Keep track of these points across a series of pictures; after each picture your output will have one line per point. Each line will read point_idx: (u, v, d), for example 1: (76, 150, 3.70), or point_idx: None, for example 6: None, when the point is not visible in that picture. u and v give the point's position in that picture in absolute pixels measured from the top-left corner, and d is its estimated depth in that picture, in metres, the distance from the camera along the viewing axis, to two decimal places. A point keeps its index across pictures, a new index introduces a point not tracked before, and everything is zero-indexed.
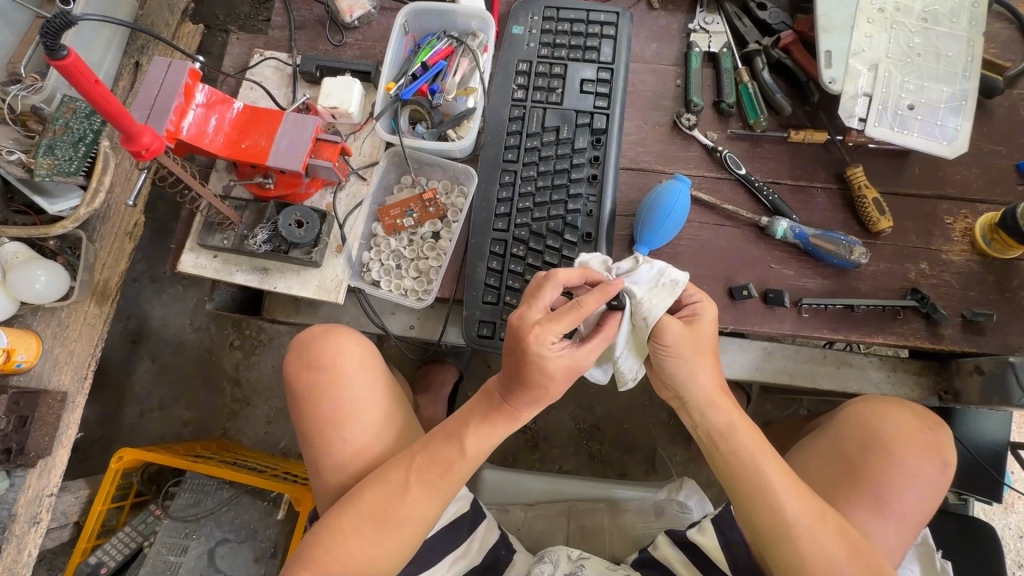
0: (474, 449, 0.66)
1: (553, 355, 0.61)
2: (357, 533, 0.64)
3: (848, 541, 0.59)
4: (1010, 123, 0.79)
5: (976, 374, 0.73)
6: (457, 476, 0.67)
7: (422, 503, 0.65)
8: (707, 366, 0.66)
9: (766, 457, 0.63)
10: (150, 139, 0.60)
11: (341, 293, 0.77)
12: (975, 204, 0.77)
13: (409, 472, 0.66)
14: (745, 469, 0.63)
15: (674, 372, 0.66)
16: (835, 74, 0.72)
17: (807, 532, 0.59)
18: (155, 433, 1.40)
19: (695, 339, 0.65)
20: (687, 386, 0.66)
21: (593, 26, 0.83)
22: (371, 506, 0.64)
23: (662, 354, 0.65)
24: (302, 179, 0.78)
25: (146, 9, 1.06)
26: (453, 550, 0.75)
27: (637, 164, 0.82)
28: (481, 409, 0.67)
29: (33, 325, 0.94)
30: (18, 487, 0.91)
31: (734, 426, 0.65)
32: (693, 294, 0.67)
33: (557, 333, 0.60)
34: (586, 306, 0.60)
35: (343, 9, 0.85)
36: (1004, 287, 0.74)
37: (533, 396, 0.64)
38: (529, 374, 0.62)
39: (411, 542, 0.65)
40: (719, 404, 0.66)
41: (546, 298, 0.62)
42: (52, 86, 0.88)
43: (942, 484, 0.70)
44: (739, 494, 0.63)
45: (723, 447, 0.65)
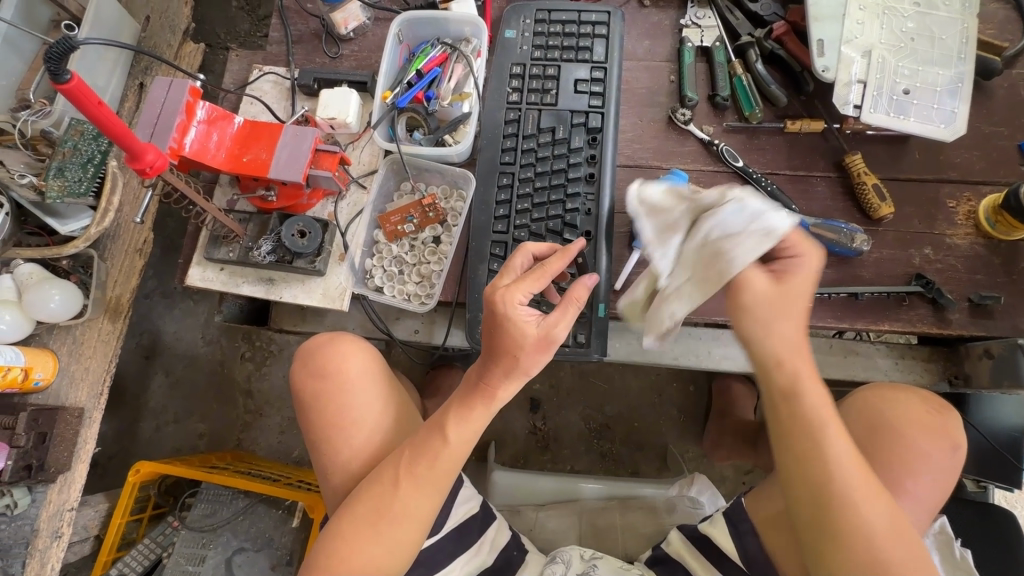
0: (456, 437, 0.66)
1: (516, 318, 0.62)
2: (365, 537, 0.64)
3: (899, 527, 0.55)
4: (1010, 103, 0.78)
5: (985, 358, 0.71)
6: (449, 467, 0.67)
7: (419, 499, 0.66)
8: (791, 324, 0.56)
9: (836, 429, 0.56)
10: (153, 157, 0.62)
11: (346, 301, 0.78)
12: (978, 187, 0.76)
13: (399, 469, 0.66)
14: (813, 438, 0.55)
15: (749, 328, 0.57)
16: (827, 63, 0.72)
17: (864, 512, 0.54)
18: (171, 446, 1.42)
19: (789, 295, 0.57)
20: (763, 345, 0.57)
21: (585, 27, 0.84)
22: (368, 505, 0.65)
23: (731, 298, 0.58)
24: (304, 191, 0.79)
25: (148, 31, 1.10)
26: (463, 553, 0.75)
27: (635, 161, 0.82)
28: (459, 397, 0.67)
29: (49, 343, 0.97)
30: (39, 502, 0.94)
31: (807, 390, 0.56)
32: (796, 247, 0.58)
33: (524, 293, 0.63)
34: (549, 267, 0.64)
35: (338, 22, 0.87)
36: (1011, 269, 0.73)
37: (501, 369, 0.64)
38: (500, 343, 0.63)
39: (411, 540, 0.66)
40: (800, 360, 0.56)
41: (517, 266, 0.67)
42: (59, 109, 0.91)
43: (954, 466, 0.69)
44: (792, 467, 0.57)
45: (788, 412, 0.57)
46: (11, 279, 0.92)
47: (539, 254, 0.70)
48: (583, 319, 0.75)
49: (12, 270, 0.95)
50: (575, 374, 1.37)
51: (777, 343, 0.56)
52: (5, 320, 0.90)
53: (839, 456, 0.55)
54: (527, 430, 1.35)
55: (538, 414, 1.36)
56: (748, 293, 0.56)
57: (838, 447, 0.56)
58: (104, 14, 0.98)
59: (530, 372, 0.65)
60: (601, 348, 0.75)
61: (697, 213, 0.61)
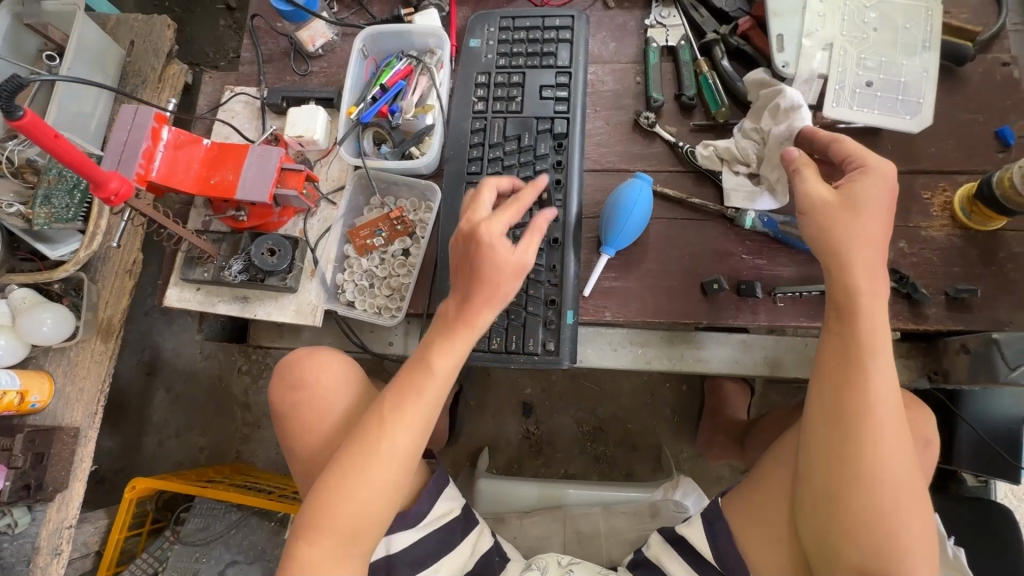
0: (441, 366, 0.65)
1: (490, 245, 0.63)
2: (353, 484, 0.63)
3: (912, 465, 0.60)
4: (986, 88, 0.76)
5: (962, 353, 0.68)
6: (435, 398, 0.66)
7: (407, 440, 0.65)
8: (867, 261, 0.61)
9: (887, 361, 0.60)
10: (117, 184, 0.63)
11: (318, 317, 0.79)
12: (953, 176, 0.74)
13: (384, 411, 0.65)
14: (865, 337, 0.60)
15: (821, 225, 0.62)
16: (787, 58, 0.71)
17: (887, 443, 0.59)
18: (173, 460, 1.45)
19: (866, 215, 0.61)
20: (847, 276, 0.61)
21: (549, 32, 0.84)
22: (356, 451, 0.64)
23: (804, 218, 0.63)
24: (274, 209, 0.80)
25: (131, 55, 1.13)
26: (448, 553, 0.73)
27: (603, 164, 0.82)
28: (440, 329, 0.66)
29: (45, 365, 1.01)
30: (39, 521, 0.98)
31: (862, 297, 0.61)
32: (863, 160, 0.63)
33: (503, 224, 0.64)
34: (522, 196, 0.66)
35: (305, 40, 0.88)
36: (990, 259, 0.71)
37: (483, 296, 0.64)
38: (477, 270, 0.63)
39: (398, 485, 0.65)
40: (864, 264, 0.61)
41: (484, 204, 0.67)
42: None
43: (930, 457, 0.70)
44: (832, 393, 0.61)
45: (844, 336, 0.62)
46: (6, 304, 0.96)
47: (499, 189, 0.71)
48: (552, 326, 0.75)
49: (7, 295, 0.98)
50: (567, 377, 1.37)
51: (862, 279, 0.61)
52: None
53: (881, 389, 0.59)
54: (520, 435, 1.36)
55: (531, 418, 1.36)
56: (860, 226, 0.61)
57: (883, 379, 0.60)
58: (85, 42, 1.02)
59: (503, 301, 0.65)
60: (570, 355, 0.75)
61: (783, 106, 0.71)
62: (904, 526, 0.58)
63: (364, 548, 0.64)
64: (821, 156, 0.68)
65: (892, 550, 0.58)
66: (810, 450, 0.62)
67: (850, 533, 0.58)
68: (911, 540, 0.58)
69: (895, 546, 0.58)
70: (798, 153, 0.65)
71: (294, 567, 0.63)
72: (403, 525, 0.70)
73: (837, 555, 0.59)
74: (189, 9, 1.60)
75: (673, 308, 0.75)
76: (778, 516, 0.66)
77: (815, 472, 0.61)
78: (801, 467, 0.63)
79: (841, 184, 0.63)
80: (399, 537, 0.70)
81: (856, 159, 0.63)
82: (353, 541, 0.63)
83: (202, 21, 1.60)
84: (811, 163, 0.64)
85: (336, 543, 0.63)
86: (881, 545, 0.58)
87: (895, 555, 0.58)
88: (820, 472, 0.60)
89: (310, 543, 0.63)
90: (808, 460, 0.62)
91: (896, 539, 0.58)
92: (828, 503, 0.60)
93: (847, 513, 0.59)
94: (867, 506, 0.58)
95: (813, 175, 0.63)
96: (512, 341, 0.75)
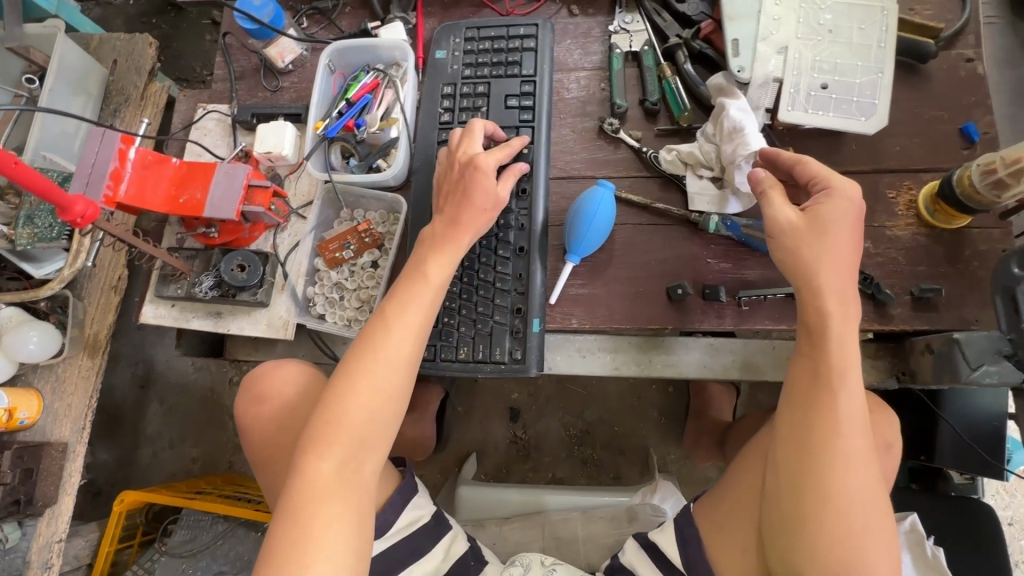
0: (436, 274, 0.68)
1: (486, 173, 0.70)
2: (357, 390, 0.62)
3: (878, 485, 0.57)
4: (951, 85, 0.76)
5: (927, 353, 0.68)
6: (432, 304, 0.67)
7: (409, 345, 0.65)
8: (838, 284, 0.58)
9: (856, 385, 0.58)
10: (83, 208, 0.65)
11: (289, 331, 0.81)
12: (919, 174, 0.74)
13: (383, 318, 0.66)
14: (833, 359, 0.58)
15: (789, 249, 0.60)
16: (741, 62, 0.72)
17: (852, 467, 0.56)
18: (167, 471, 1.47)
19: (835, 236, 0.59)
20: (819, 299, 0.59)
21: (514, 41, 0.84)
22: (357, 356, 0.64)
23: (773, 243, 0.61)
24: (245, 225, 0.82)
25: (114, 74, 1.12)
26: (418, 559, 0.74)
27: (569, 172, 0.82)
28: (435, 235, 0.70)
29: (34, 382, 1.03)
30: (30, 535, 0.99)
31: (830, 316, 0.58)
32: (832, 182, 0.61)
33: (493, 159, 0.71)
34: (511, 143, 0.74)
35: (274, 56, 0.89)
36: (956, 258, 0.71)
37: (469, 215, 0.70)
38: (469, 193, 0.70)
39: (402, 391, 0.64)
40: (831, 281, 0.59)
41: (475, 135, 0.74)
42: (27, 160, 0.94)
43: (895, 464, 0.69)
44: (800, 414, 0.59)
45: (814, 357, 0.59)
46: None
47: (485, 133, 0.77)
48: (519, 335, 0.75)
49: None
50: (554, 381, 1.37)
51: (832, 302, 0.58)
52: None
53: (849, 413, 0.57)
54: (508, 439, 1.36)
55: (519, 423, 1.36)
56: (829, 252, 0.59)
57: (852, 402, 0.57)
58: (65, 64, 1.01)
59: (485, 228, 0.71)
60: (537, 363, 0.75)
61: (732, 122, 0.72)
62: (869, 551, 0.56)
63: (371, 459, 0.63)
64: (785, 174, 0.67)
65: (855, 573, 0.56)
66: (775, 467, 0.60)
67: (815, 557, 0.56)
68: (876, 562, 0.56)
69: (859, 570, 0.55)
70: (764, 174, 0.63)
71: (302, 486, 0.59)
72: None
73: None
74: (175, 24, 1.62)
75: (639, 313, 0.75)
76: (745, 527, 0.65)
77: (780, 492, 0.59)
78: (767, 484, 0.61)
79: (807, 207, 0.61)
80: None
81: (822, 181, 0.62)
82: (362, 449, 0.62)
83: (187, 35, 1.61)
84: (778, 184, 0.63)
85: (344, 452, 0.61)
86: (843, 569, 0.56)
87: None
88: (785, 493, 0.58)
89: (318, 458, 0.60)
90: (773, 478, 0.60)
91: (861, 563, 0.56)
92: (793, 525, 0.57)
93: (811, 537, 0.56)
94: (833, 529, 0.56)
95: (780, 198, 0.62)
96: (479, 350, 0.75)
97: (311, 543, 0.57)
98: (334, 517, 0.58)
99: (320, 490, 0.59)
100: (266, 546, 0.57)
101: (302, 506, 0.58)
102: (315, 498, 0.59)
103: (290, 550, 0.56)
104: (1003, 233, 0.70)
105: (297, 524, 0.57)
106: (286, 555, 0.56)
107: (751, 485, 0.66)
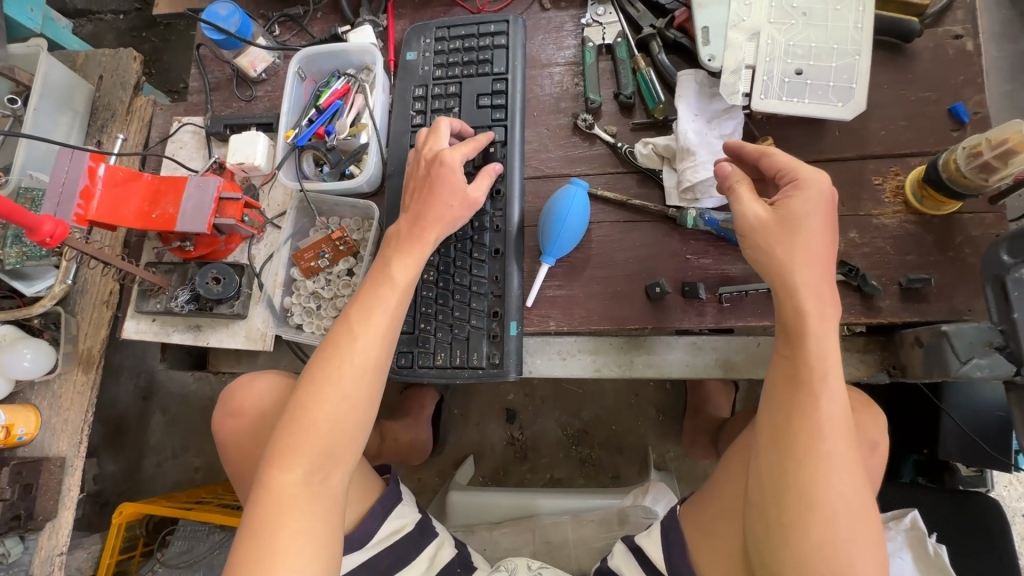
0: (401, 275, 0.67)
1: (453, 169, 0.69)
2: (322, 399, 0.62)
3: (865, 486, 0.55)
4: (938, 63, 0.72)
5: (917, 346, 0.65)
6: (398, 307, 0.66)
7: (375, 350, 0.64)
8: (813, 281, 0.57)
9: (838, 387, 0.56)
10: (50, 227, 0.64)
11: (267, 343, 0.81)
12: (906, 159, 0.71)
13: (348, 323, 0.65)
14: (814, 358, 0.56)
15: (763, 246, 0.59)
16: (713, 50, 0.71)
17: (837, 468, 0.54)
18: (171, 480, 1.49)
19: (808, 228, 0.58)
20: (795, 296, 0.57)
21: (484, 39, 0.81)
22: (321, 367, 0.63)
23: (744, 240, 0.61)
24: (220, 237, 0.81)
25: (101, 90, 1.00)
26: (402, 568, 0.73)
27: (543, 170, 0.80)
28: (398, 241, 0.69)
29: (32, 399, 0.98)
30: (31, 549, 0.97)
31: (806, 316, 0.57)
32: (802, 172, 0.60)
33: (457, 154, 0.70)
34: (478, 138, 0.73)
35: (245, 66, 0.88)
36: (947, 245, 0.68)
37: (435, 212, 0.68)
38: (433, 189, 0.69)
39: (369, 398, 0.64)
40: (805, 272, 0.57)
41: (441, 134, 0.72)
42: (14, 177, 0.89)
43: (880, 461, 0.68)
44: (781, 416, 0.57)
45: (793, 358, 0.57)
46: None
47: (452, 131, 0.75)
48: (496, 339, 0.73)
49: None
50: (550, 382, 1.35)
51: (808, 299, 0.57)
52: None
53: (831, 414, 0.55)
54: (505, 441, 1.35)
55: (515, 425, 1.35)
56: (801, 247, 0.58)
57: (834, 404, 0.55)
58: (50, 82, 0.91)
59: (455, 224, 0.70)
60: (516, 367, 0.73)
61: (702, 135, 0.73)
62: (860, 557, 0.53)
63: (339, 469, 0.62)
64: (755, 170, 0.66)
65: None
66: (758, 472, 0.58)
67: (804, 565, 0.53)
68: (868, 568, 0.53)
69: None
70: (731, 169, 0.63)
71: (268, 499, 0.59)
72: (347, 548, 0.70)
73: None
74: (165, 37, 1.63)
75: (618, 313, 0.73)
76: (732, 536, 0.62)
77: (764, 498, 0.56)
78: (752, 490, 0.58)
79: (777, 202, 0.60)
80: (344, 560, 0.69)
81: (790, 172, 0.61)
82: (328, 460, 0.61)
83: (177, 48, 1.62)
84: (745, 179, 0.62)
85: (309, 466, 0.60)
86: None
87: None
88: (770, 499, 0.56)
89: (284, 469, 0.60)
90: (757, 483, 0.57)
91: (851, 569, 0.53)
92: (779, 532, 0.54)
93: (799, 543, 0.53)
94: (819, 531, 0.53)
95: (747, 193, 0.61)
96: (456, 355, 0.73)
97: (276, 557, 0.56)
98: (300, 532, 0.58)
99: (286, 502, 0.59)
100: (231, 561, 0.57)
101: (267, 520, 0.58)
102: (281, 511, 0.58)
103: (255, 565, 0.56)
104: (997, 218, 0.67)
105: (263, 538, 0.57)
106: (250, 570, 0.55)
107: (737, 493, 0.64)
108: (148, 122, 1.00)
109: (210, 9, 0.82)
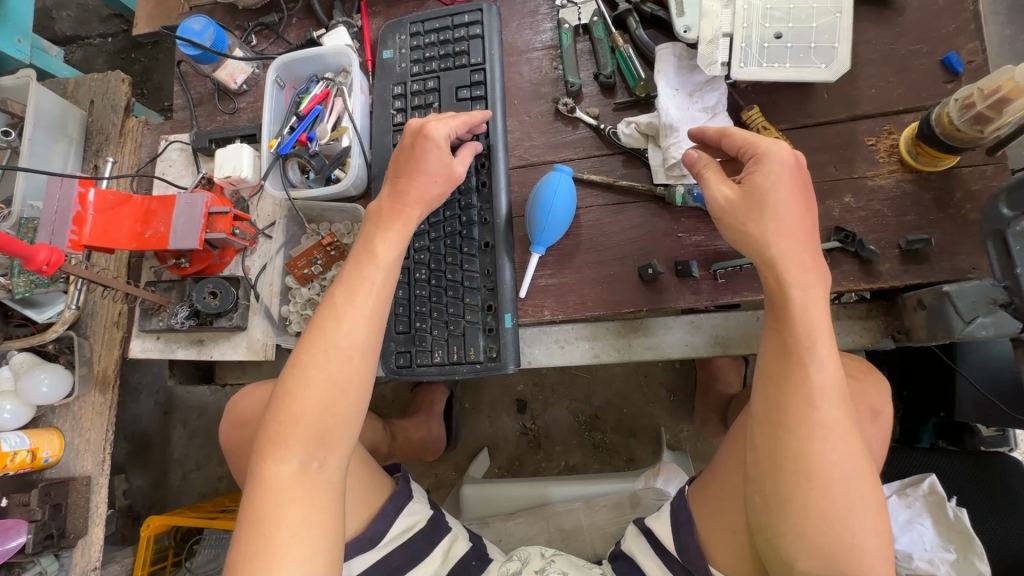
0: (386, 252, 0.67)
1: (436, 143, 0.68)
2: (313, 384, 0.63)
3: (862, 457, 0.54)
4: (927, 14, 0.69)
5: (920, 309, 0.64)
6: (384, 285, 0.67)
7: (362, 331, 0.65)
8: (794, 251, 0.57)
9: (829, 355, 0.55)
10: (44, 256, 0.66)
11: (268, 353, 0.82)
12: (898, 116, 0.68)
13: (335, 305, 0.65)
14: (799, 327, 0.56)
15: (732, 212, 0.59)
16: (688, 21, 0.70)
17: (830, 438, 0.54)
18: (198, 491, 1.53)
19: (775, 185, 0.58)
20: (776, 269, 0.57)
21: (459, 30, 0.80)
22: (310, 354, 0.64)
23: (719, 224, 0.60)
24: (214, 251, 0.83)
25: (93, 115, 1.01)
26: (416, 564, 0.74)
27: (528, 158, 0.79)
28: (377, 220, 0.69)
29: (55, 421, 0.99)
30: (66, 567, 0.99)
31: (784, 286, 0.56)
32: (760, 145, 0.59)
33: (448, 127, 0.69)
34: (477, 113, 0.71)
35: (225, 78, 0.88)
36: (946, 203, 0.65)
37: (415, 190, 0.69)
38: (413, 164, 0.69)
39: (360, 381, 0.65)
40: (786, 236, 0.57)
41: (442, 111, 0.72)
42: (18, 210, 0.90)
43: (883, 430, 0.67)
44: (770, 391, 0.56)
45: (779, 330, 0.57)
46: (9, 368, 0.95)
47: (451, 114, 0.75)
48: (492, 332, 0.73)
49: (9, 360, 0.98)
50: (559, 369, 1.35)
51: (788, 269, 0.56)
52: (5, 409, 0.93)
53: (824, 384, 0.54)
54: (518, 431, 1.35)
55: (528, 414, 1.35)
56: (772, 223, 0.57)
57: (824, 371, 0.55)
58: (44, 111, 0.92)
59: (434, 202, 0.70)
60: (514, 359, 0.72)
61: (682, 112, 0.71)
62: (858, 526, 0.53)
63: (335, 456, 0.63)
64: (721, 152, 0.65)
65: (845, 549, 0.53)
66: (754, 448, 0.57)
67: (801, 535, 0.54)
68: (867, 538, 0.53)
69: (849, 545, 0.53)
70: (698, 155, 0.62)
71: (265, 490, 0.60)
72: (359, 548, 0.70)
73: (792, 558, 0.54)
74: (154, 55, 1.64)
75: (613, 298, 0.73)
76: (736, 512, 0.62)
77: (761, 473, 0.56)
78: (749, 466, 0.58)
79: (743, 179, 0.60)
80: (357, 560, 0.70)
81: (751, 148, 0.60)
82: (322, 446, 0.62)
83: (167, 66, 1.63)
84: (712, 163, 0.62)
85: (305, 453, 0.61)
86: (833, 546, 0.53)
87: (851, 555, 0.53)
88: (765, 475, 0.56)
89: (278, 459, 0.61)
90: (754, 459, 0.57)
91: (849, 535, 0.53)
92: (778, 506, 0.55)
93: (797, 513, 0.54)
94: (813, 494, 0.53)
95: (715, 176, 0.60)
96: (453, 352, 0.73)
97: (277, 546, 0.58)
98: (303, 520, 0.59)
99: (283, 492, 0.60)
100: (234, 553, 0.58)
101: (264, 514, 0.59)
102: (281, 502, 0.60)
103: (256, 556, 0.57)
104: (998, 169, 0.65)
105: (263, 531, 0.58)
106: (254, 562, 0.57)
107: (737, 471, 0.63)
108: (141, 141, 1.00)
109: (184, 25, 0.82)
